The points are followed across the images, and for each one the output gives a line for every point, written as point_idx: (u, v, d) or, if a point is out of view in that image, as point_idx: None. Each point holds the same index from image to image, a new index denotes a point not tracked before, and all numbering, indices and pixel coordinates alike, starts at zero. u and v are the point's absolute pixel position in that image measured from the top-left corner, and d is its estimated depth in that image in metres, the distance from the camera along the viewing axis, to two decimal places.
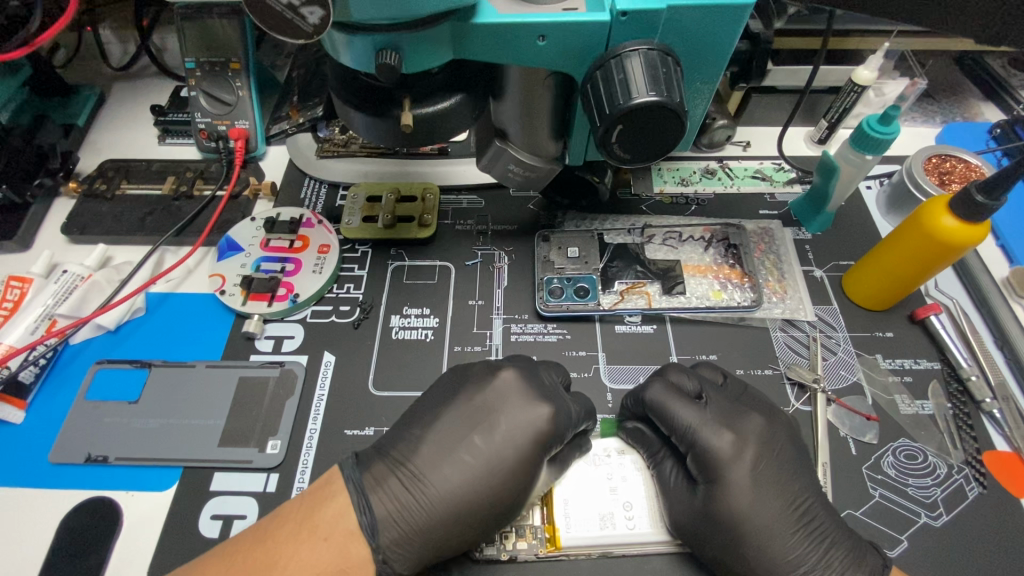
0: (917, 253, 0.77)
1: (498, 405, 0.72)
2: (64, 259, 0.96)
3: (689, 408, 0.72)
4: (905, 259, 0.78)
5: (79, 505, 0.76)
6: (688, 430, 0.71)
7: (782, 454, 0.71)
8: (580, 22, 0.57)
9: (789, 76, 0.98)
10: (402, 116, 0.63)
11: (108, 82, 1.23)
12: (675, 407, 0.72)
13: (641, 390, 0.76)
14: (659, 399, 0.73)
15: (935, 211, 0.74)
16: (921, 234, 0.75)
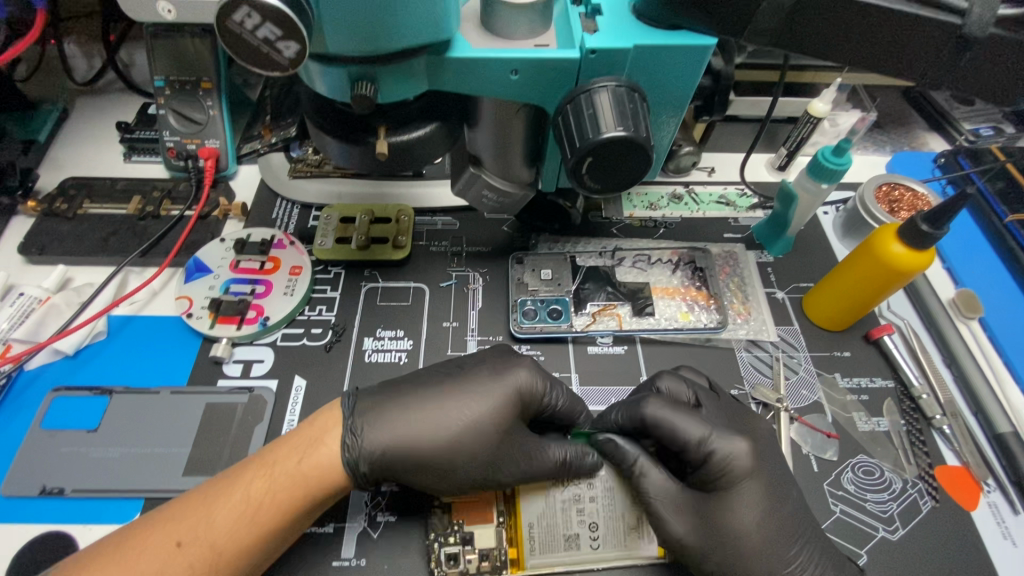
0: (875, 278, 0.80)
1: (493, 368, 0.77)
2: (20, 281, 0.93)
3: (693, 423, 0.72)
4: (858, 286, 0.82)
5: (32, 540, 0.73)
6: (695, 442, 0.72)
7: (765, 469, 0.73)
8: (551, 58, 0.59)
9: (750, 106, 1.03)
10: (377, 144, 0.63)
11: (71, 97, 1.20)
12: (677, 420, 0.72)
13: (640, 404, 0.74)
14: (662, 416, 0.72)
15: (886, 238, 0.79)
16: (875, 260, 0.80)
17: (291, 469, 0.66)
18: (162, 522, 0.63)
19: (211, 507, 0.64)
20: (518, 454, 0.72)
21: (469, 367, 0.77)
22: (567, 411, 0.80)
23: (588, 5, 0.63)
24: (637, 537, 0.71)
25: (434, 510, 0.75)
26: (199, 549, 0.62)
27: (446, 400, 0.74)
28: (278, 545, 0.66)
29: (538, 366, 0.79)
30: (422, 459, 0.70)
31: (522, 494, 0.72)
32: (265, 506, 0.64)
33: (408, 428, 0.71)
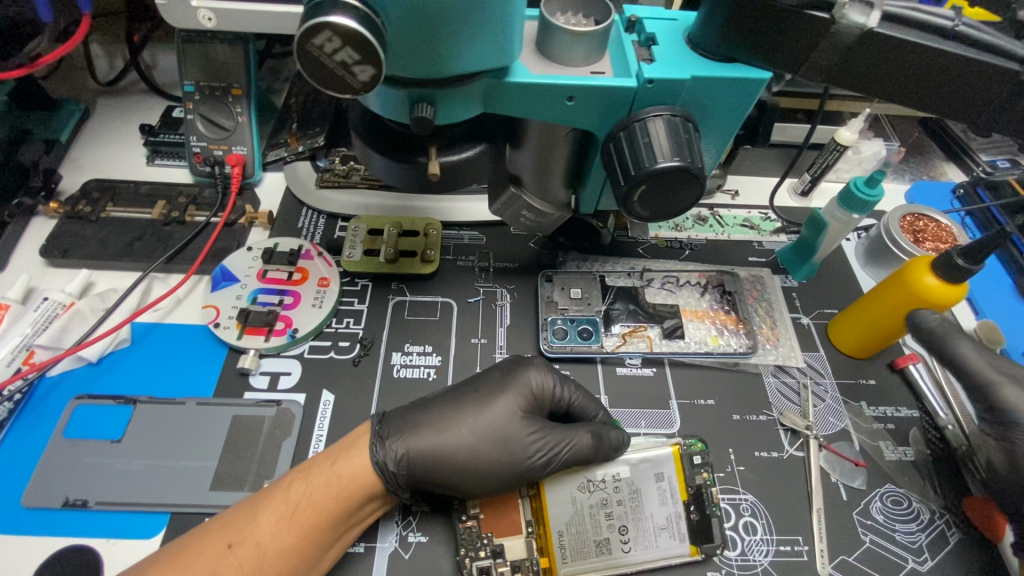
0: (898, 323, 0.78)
1: (506, 372, 0.80)
2: (42, 284, 0.92)
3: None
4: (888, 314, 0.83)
5: (53, 553, 0.71)
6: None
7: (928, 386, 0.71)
8: (608, 86, 0.59)
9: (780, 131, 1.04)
10: (429, 164, 0.63)
11: (92, 97, 1.18)
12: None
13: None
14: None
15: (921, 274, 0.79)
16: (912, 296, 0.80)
17: (326, 470, 0.70)
18: (212, 529, 0.65)
19: (255, 511, 0.67)
20: (541, 445, 0.75)
21: (485, 372, 0.81)
22: (583, 407, 0.82)
23: (641, 34, 0.63)
24: (667, 537, 0.74)
25: (463, 526, 0.73)
26: (246, 551, 0.64)
27: (465, 400, 0.77)
28: (322, 552, 0.67)
29: (547, 367, 0.82)
30: (449, 456, 0.72)
31: (550, 501, 0.74)
32: (305, 507, 0.67)
33: (432, 426, 0.75)
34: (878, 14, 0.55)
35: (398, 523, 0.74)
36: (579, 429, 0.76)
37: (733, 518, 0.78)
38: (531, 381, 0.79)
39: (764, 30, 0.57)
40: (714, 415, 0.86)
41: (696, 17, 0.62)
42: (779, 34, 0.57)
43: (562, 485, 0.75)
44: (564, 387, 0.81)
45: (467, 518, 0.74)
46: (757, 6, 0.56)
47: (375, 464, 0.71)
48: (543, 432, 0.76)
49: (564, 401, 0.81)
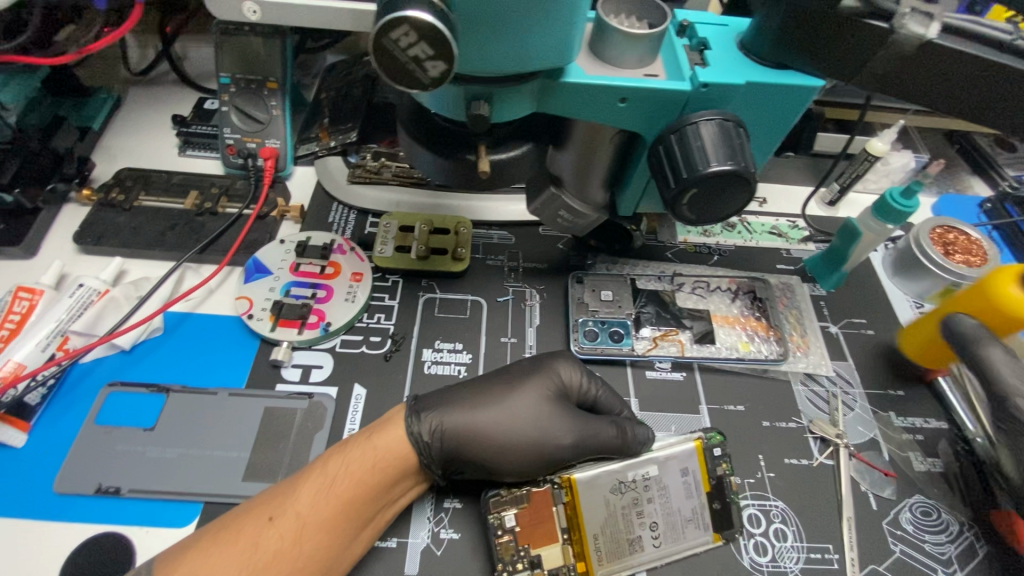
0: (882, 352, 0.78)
1: (535, 362, 0.81)
2: (75, 270, 0.92)
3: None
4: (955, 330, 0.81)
5: (87, 539, 0.71)
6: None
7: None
8: (663, 89, 0.60)
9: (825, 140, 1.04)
10: (479, 161, 0.63)
11: (123, 86, 1.18)
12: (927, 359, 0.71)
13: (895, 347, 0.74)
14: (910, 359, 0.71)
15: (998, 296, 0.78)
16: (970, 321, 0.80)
17: (361, 444, 0.70)
18: (250, 506, 0.65)
19: (293, 485, 0.67)
20: (570, 430, 0.76)
21: (514, 364, 0.82)
22: (609, 403, 0.82)
23: (693, 39, 0.64)
24: (694, 528, 0.75)
25: (499, 542, 0.72)
26: (286, 523, 0.64)
27: (497, 382, 0.78)
28: (358, 529, 0.66)
29: (575, 362, 0.83)
30: (482, 433, 0.73)
31: (584, 505, 0.73)
32: (341, 480, 0.67)
33: (466, 403, 0.75)
34: (937, 26, 0.56)
35: (430, 517, 0.74)
36: (606, 421, 0.77)
37: (763, 523, 0.78)
38: (561, 371, 0.80)
39: (821, 38, 0.58)
40: (743, 421, 0.86)
41: (749, 23, 0.63)
42: (835, 43, 0.58)
43: (594, 488, 0.74)
44: (591, 382, 0.82)
45: (503, 532, 0.72)
46: (814, 14, 0.57)
47: (410, 435, 0.70)
48: (572, 418, 0.77)
49: (591, 395, 0.81)
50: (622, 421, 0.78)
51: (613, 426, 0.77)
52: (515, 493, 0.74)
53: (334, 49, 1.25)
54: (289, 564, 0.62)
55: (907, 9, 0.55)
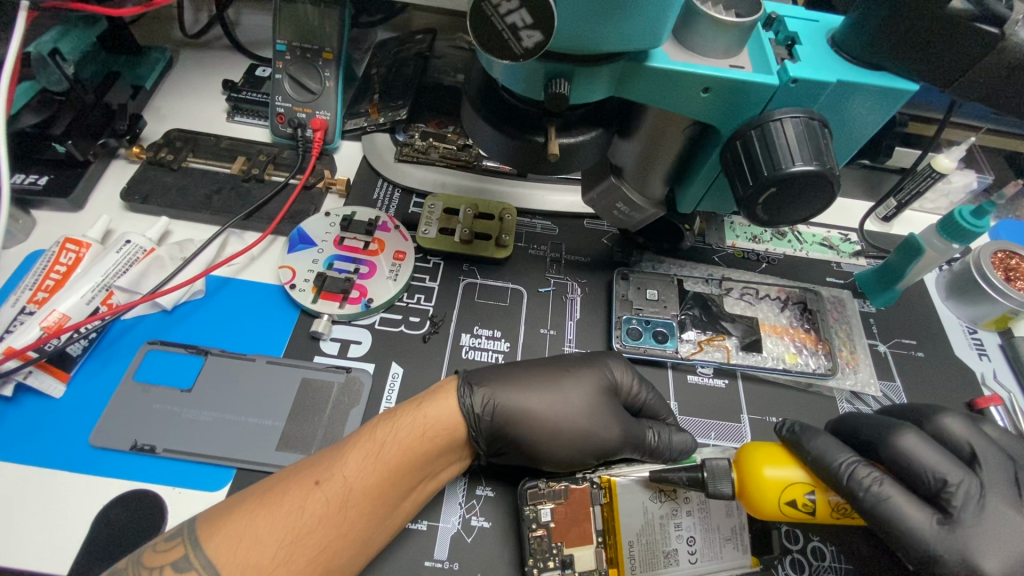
0: (815, 456, 0.65)
1: (588, 356, 0.79)
2: (121, 226, 0.92)
3: (957, 466, 0.62)
4: (804, 435, 0.67)
5: (119, 494, 0.71)
6: (939, 487, 0.61)
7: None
8: (750, 80, 0.57)
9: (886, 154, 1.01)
10: (549, 144, 0.60)
11: (175, 47, 1.17)
12: (924, 455, 0.63)
13: (889, 433, 0.66)
14: (913, 449, 0.64)
15: (766, 498, 0.64)
16: (784, 459, 0.66)
17: (411, 412, 0.69)
18: (296, 470, 0.65)
19: (341, 450, 0.66)
20: (618, 428, 0.74)
21: (567, 356, 0.80)
22: (655, 408, 0.80)
23: (781, 33, 0.62)
24: (732, 548, 0.72)
25: (533, 536, 0.70)
26: (333, 487, 0.63)
27: (550, 367, 0.77)
28: (401, 498, 0.66)
29: (627, 362, 0.81)
30: (533, 413, 0.72)
31: (622, 510, 0.72)
32: (390, 446, 0.66)
33: (520, 382, 0.74)
34: None
35: (462, 503, 0.73)
36: (644, 425, 0.77)
37: (800, 541, 0.75)
38: (613, 368, 0.78)
39: (926, 40, 0.54)
40: None
41: (842, 20, 0.60)
42: (936, 50, 0.55)
43: (633, 492, 0.72)
44: (642, 386, 0.79)
45: (537, 527, 0.71)
46: (920, 15, 0.54)
47: (461, 405, 0.70)
48: (620, 418, 0.75)
49: (639, 400, 0.79)
50: (656, 426, 0.78)
51: (649, 430, 0.76)
52: (554, 488, 0.73)
53: (387, 25, 1.23)
54: (334, 528, 0.61)
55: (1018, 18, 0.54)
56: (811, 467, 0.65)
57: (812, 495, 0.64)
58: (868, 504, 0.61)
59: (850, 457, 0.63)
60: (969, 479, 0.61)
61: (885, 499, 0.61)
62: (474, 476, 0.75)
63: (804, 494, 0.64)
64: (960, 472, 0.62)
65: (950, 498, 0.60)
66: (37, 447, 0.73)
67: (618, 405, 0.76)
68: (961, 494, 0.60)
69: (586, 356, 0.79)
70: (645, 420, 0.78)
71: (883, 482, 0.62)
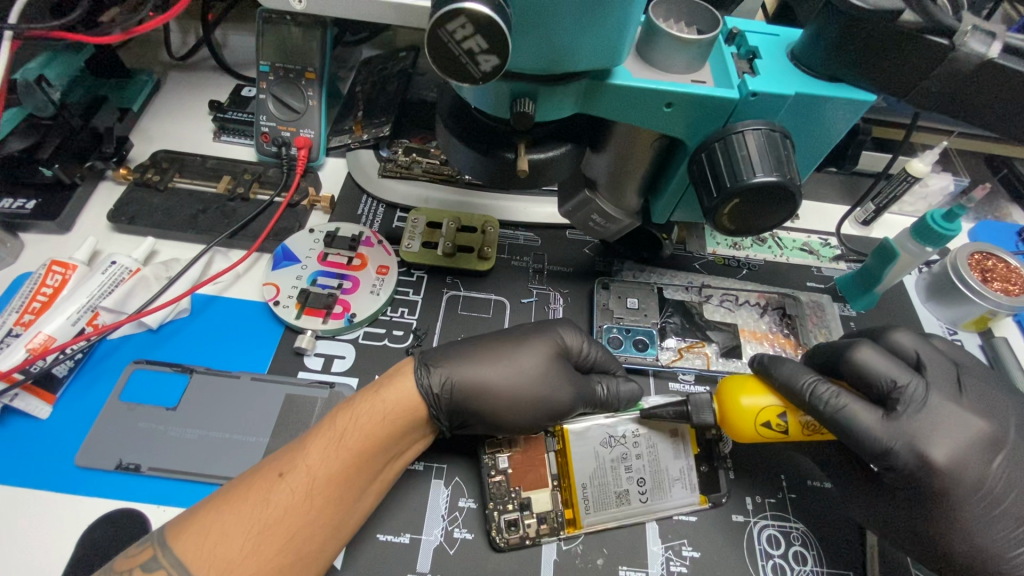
0: (783, 381, 0.70)
1: (541, 327, 0.80)
2: (108, 248, 0.94)
3: (904, 370, 0.69)
4: (772, 364, 0.72)
5: (105, 514, 0.72)
6: (891, 389, 0.69)
7: (965, 390, 0.71)
8: (710, 95, 0.59)
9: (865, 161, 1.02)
10: (518, 161, 0.62)
11: (163, 69, 1.19)
12: (878, 364, 0.69)
13: (846, 350, 0.71)
14: (869, 362, 0.69)
15: (742, 423, 0.70)
16: (757, 389, 0.71)
17: (370, 398, 0.70)
18: (260, 467, 0.65)
19: (303, 442, 0.66)
20: (571, 390, 0.75)
21: (521, 324, 0.81)
22: (604, 364, 0.83)
23: (742, 47, 0.63)
24: (680, 487, 0.76)
25: (492, 481, 0.75)
26: (297, 478, 0.63)
27: (503, 339, 0.78)
28: (368, 483, 0.67)
29: (586, 336, 0.83)
30: (490, 385, 0.73)
31: (574, 454, 0.76)
32: (351, 434, 0.66)
33: (474, 357, 0.75)
34: (998, 45, 0.56)
35: (445, 515, 0.74)
36: (594, 380, 0.79)
37: (783, 545, 0.75)
38: (563, 334, 0.80)
39: (876, 54, 0.56)
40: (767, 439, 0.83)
41: (801, 33, 0.62)
42: (889, 61, 0.57)
43: (584, 439, 0.77)
44: (591, 345, 0.81)
45: (496, 473, 0.76)
46: (875, 28, 0.55)
47: (418, 386, 0.71)
48: (572, 379, 0.77)
49: (590, 358, 0.81)
50: (606, 379, 0.81)
51: (598, 384, 0.79)
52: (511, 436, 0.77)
53: (370, 43, 1.25)
54: (301, 517, 0.62)
55: (968, 29, 0.56)
56: (781, 394, 0.71)
57: (784, 415, 0.70)
58: (829, 417, 0.67)
59: (812, 377, 0.69)
60: (916, 380, 0.69)
61: (843, 409, 0.67)
62: (457, 486, 0.76)
63: (777, 417, 0.70)
64: (907, 374, 0.69)
65: (899, 398, 0.68)
66: (23, 468, 0.74)
67: (571, 372, 0.77)
68: (909, 395, 0.68)
69: (537, 326, 0.80)
70: (596, 378, 0.81)
71: (840, 395, 0.68)
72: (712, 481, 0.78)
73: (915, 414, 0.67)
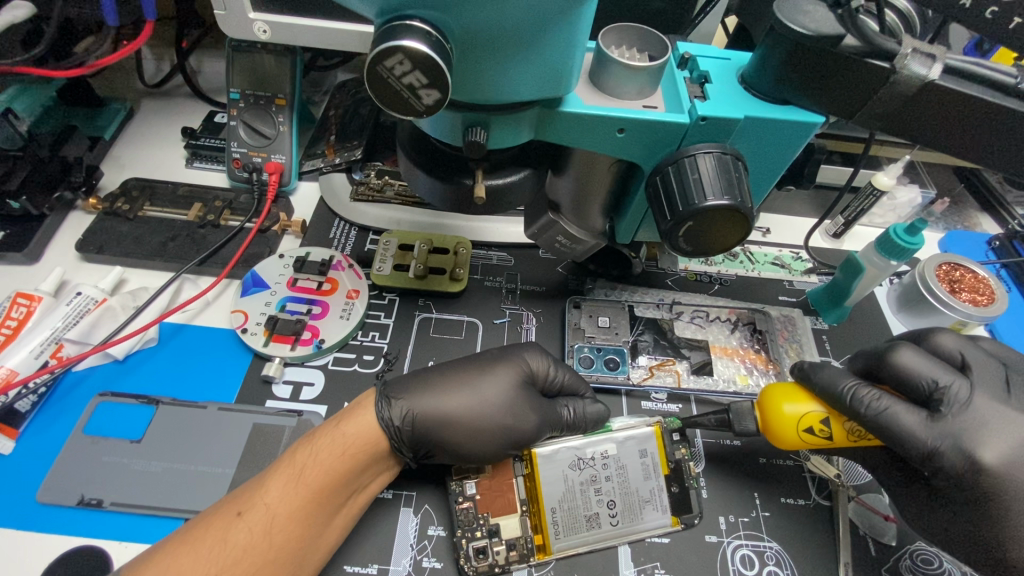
0: (823, 387, 0.72)
1: (507, 354, 0.80)
2: (75, 278, 0.93)
3: (947, 371, 0.69)
4: (812, 370, 0.75)
5: (64, 553, 0.70)
6: (933, 389, 0.69)
7: (1014, 392, 0.69)
8: (660, 120, 0.60)
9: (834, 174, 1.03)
10: (474, 187, 0.62)
11: (137, 97, 1.19)
12: (918, 366, 0.70)
13: (886, 353, 0.72)
14: (909, 364, 0.70)
15: (784, 429, 0.72)
16: (801, 397, 0.73)
17: (329, 433, 0.69)
18: (219, 505, 0.65)
19: (263, 479, 0.66)
20: (534, 417, 0.76)
21: (489, 350, 0.81)
22: (572, 387, 0.83)
23: (694, 72, 0.64)
24: (651, 510, 0.76)
25: (460, 508, 0.74)
26: (256, 516, 0.63)
27: (467, 367, 0.78)
28: (330, 517, 0.66)
29: (555, 362, 0.83)
30: (451, 416, 0.72)
31: (543, 479, 0.76)
32: (310, 469, 0.66)
33: (436, 387, 0.75)
34: (939, 66, 0.56)
35: (413, 544, 0.73)
36: (560, 404, 0.80)
37: (756, 565, 0.74)
38: (529, 359, 0.80)
39: (821, 75, 0.58)
40: (739, 457, 0.82)
41: (750, 57, 0.63)
42: (835, 82, 0.58)
43: (554, 462, 0.77)
44: (558, 369, 0.82)
45: (464, 499, 0.75)
46: (817, 51, 0.56)
47: (380, 419, 0.70)
48: (536, 406, 0.77)
49: (556, 382, 0.82)
50: (573, 402, 0.81)
51: (565, 408, 0.80)
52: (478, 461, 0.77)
53: (345, 67, 1.26)
54: (261, 555, 0.62)
55: (908, 51, 0.56)
56: (825, 401, 0.72)
57: (828, 421, 0.71)
58: (871, 419, 0.68)
59: (852, 381, 0.70)
60: (959, 380, 0.68)
61: (885, 411, 0.68)
62: (426, 514, 0.75)
63: (821, 421, 0.71)
64: (949, 375, 0.69)
65: (942, 399, 0.68)
66: None
67: (536, 400, 0.77)
68: (953, 395, 0.68)
69: (503, 353, 0.80)
70: (563, 403, 0.81)
71: (881, 397, 0.68)
72: (683, 502, 0.77)
73: (960, 416, 0.67)
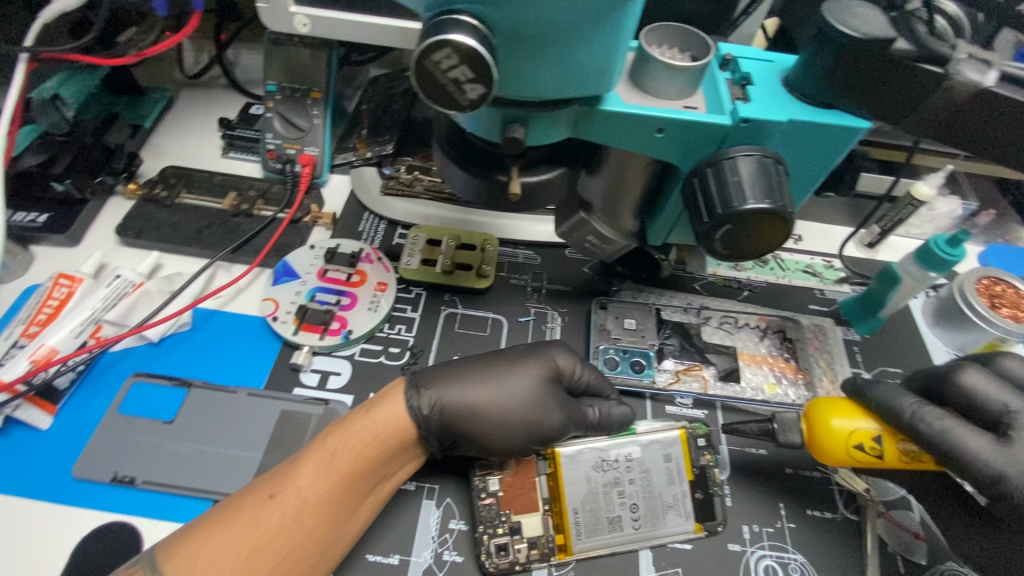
0: (878, 402, 0.70)
1: (534, 350, 0.80)
2: (114, 261, 0.96)
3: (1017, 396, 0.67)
4: (867, 386, 0.72)
5: (98, 527, 0.73)
6: (1003, 413, 0.66)
7: None
8: (701, 121, 0.59)
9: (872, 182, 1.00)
10: (510, 183, 0.62)
11: (176, 87, 1.22)
12: (981, 388, 0.68)
13: (951, 373, 0.70)
14: (978, 384, 0.68)
15: (833, 445, 0.70)
16: (853, 412, 0.72)
17: (359, 420, 0.70)
18: (252, 487, 0.66)
19: (294, 463, 0.67)
20: (561, 413, 0.75)
21: (517, 346, 0.81)
22: (597, 388, 0.83)
23: (736, 73, 0.63)
24: (674, 515, 0.75)
25: (482, 504, 0.75)
26: (287, 499, 0.64)
27: (495, 361, 0.78)
28: (358, 503, 0.67)
29: (582, 362, 0.83)
30: (480, 408, 0.72)
31: (566, 479, 0.75)
32: (341, 455, 0.67)
33: (464, 378, 0.75)
34: (994, 74, 0.55)
35: (435, 537, 0.73)
36: (586, 403, 0.79)
37: None
38: (556, 357, 0.80)
39: (872, 80, 0.56)
40: (765, 466, 0.81)
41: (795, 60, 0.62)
42: (888, 86, 0.56)
43: (577, 462, 0.76)
44: (584, 368, 0.82)
45: (486, 495, 0.75)
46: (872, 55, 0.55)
47: (409, 408, 0.71)
48: (562, 403, 0.76)
49: (582, 381, 0.81)
50: (598, 402, 0.80)
51: (590, 408, 0.79)
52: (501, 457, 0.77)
53: (377, 62, 1.27)
54: (292, 538, 0.62)
55: (963, 56, 0.55)
56: (880, 419, 0.70)
57: (880, 439, 0.70)
58: (933, 437, 0.65)
59: (912, 399, 0.68)
60: None
61: (948, 431, 0.65)
62: (448, 508, 0.75)
63: (872, 439, 0.70)
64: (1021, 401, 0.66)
65: (1012, 424, 0.65)
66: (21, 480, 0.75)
67: (562, 396, 0.77)
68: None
69: (531, 349, 0.80)
70: (588, 401, 0.81)
71: (944, 417, 0.66)
72: (708, 510, 0.76)
73: None
